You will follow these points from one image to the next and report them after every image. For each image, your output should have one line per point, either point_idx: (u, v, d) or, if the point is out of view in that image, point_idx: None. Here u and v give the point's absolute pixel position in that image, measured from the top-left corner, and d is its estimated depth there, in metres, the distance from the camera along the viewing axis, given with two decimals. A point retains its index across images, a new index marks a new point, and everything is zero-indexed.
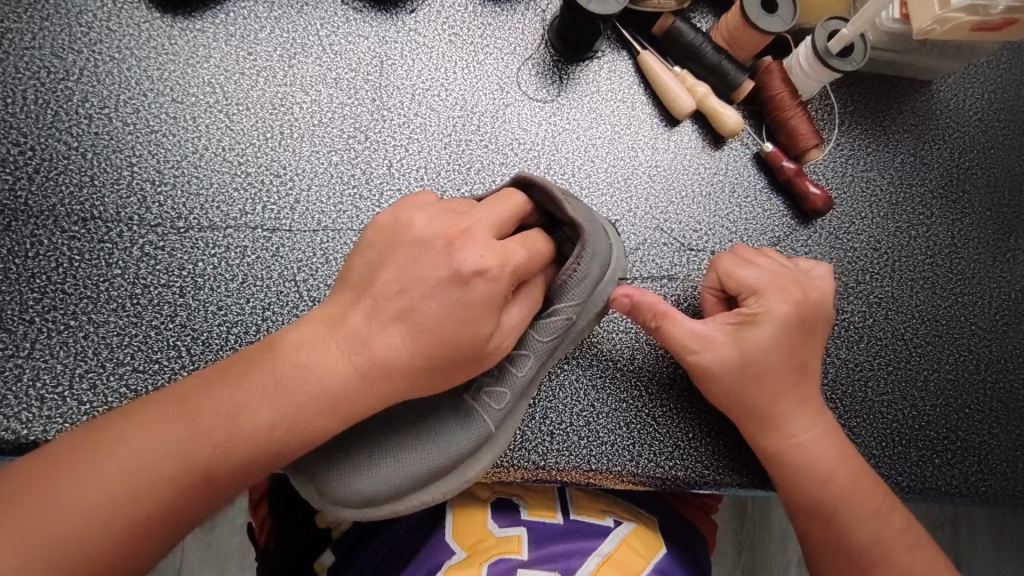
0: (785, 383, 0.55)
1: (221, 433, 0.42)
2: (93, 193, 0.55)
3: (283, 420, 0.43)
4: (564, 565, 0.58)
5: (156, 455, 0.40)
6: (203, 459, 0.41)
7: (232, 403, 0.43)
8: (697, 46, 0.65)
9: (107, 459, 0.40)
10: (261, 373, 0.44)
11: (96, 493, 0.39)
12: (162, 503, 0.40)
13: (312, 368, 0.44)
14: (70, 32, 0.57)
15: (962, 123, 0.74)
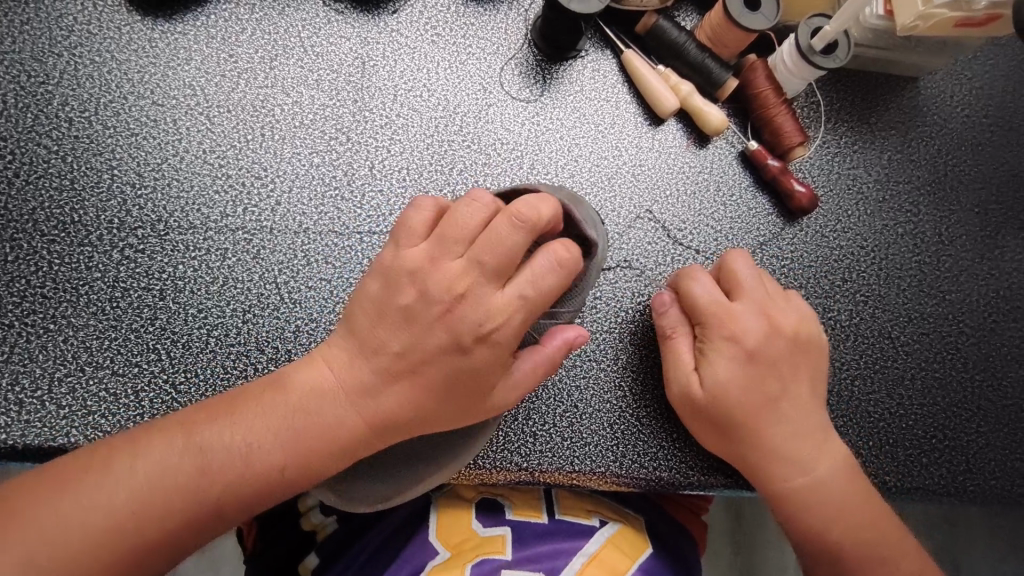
0: (767, 415, 0.56)
1: (224, 470, 0.47)
2: (73, 196, 0.55)
3: (281, 462, 0.48)
4: (550, 566, 0.59)
5: (163, 482, 0.46)
6: (208, 493, 0.47)
7: (236, 442, 0.48)
8: (681, 44, 0.66)
9: (118, 487, 0.46)
10: (263, 414, 0.48)
11: (110, 519, 0.45)
12: (165, 534, 0.46)
13: (317, 418, 0.49)
14: (50, 36, 0.57)
15: (949, 120, 0.74)
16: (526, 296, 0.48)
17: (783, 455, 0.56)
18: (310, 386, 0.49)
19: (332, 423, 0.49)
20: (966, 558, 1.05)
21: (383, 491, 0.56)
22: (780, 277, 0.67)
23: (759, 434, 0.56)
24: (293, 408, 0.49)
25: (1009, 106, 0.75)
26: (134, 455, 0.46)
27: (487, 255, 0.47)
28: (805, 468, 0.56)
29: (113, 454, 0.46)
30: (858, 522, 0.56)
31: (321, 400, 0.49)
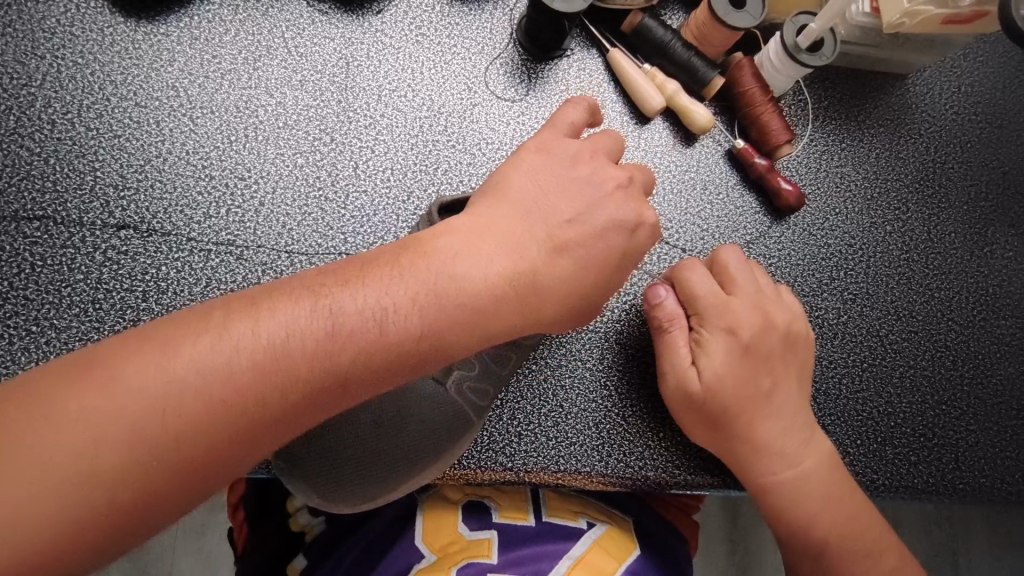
0: (763, 408, 0.56)
1: (242, 391, 0.38)
2: (55, 199, 0.55)
3: (321, 376, 0.40)
4: (535, 568, 0.58)
5: (205, 388, 0.37)
6: (224, 422, 0.37)
7: (248, 357, 0.38)
8: (665, 44, 0.65)
9: (91, 424, 0.34)
10: (292, 316, 0.40)
11: (87, 463, 0.34)
12: (194, 463, 0.36)
13: (461, 304, 0.44)
14: (32, 38, 0.57)
15: (938, 117, 0.73)
16: (629, 227, 0.51)
17: (776, 451, 0.55)
18: (477, 280, 0.45)
19: (407, 310, 0.42)
20: (964, 556, 1.04)
21: (369, 492, 0.56)
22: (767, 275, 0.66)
23: (753, 426, 0.55)
24: (338, 309, 0.41)
25: (998, 103, 0.75)
26: (160, 358, 0.36)
27: (588, 193, 0.51)
28: (796, 466, 0.55)
29: (78, 382, 0.35)
30: (846, 524, 0.55)
31: (476, 287, 0.45)
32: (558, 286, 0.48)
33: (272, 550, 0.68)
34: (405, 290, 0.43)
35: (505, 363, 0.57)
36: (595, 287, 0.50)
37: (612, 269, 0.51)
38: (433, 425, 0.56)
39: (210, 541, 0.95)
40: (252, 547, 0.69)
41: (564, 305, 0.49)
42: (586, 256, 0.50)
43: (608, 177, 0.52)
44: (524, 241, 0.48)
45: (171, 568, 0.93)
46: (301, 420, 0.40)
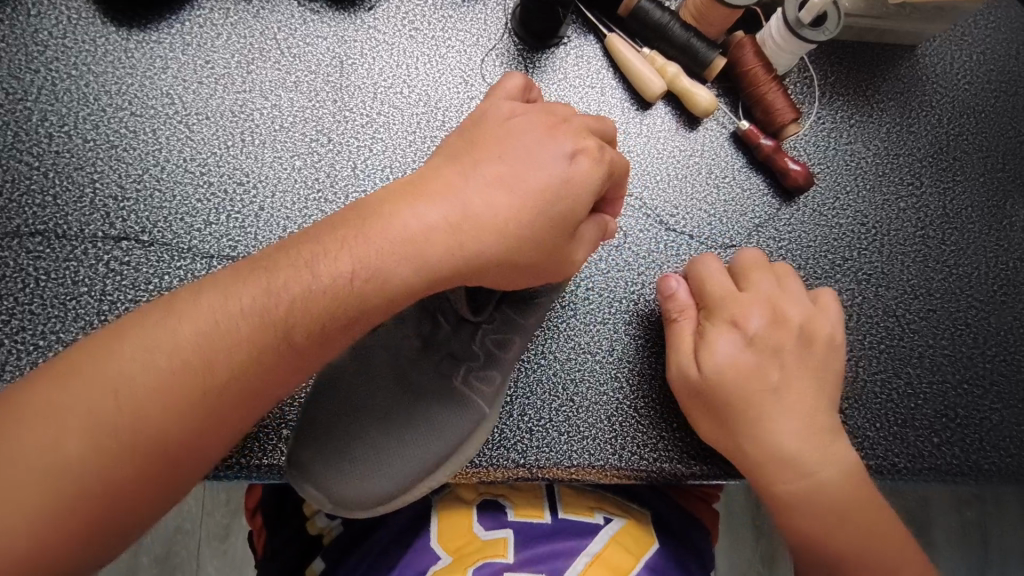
0: (780, 406, 0.53)
1: (192, 364, 0.36)
2: (56, 212, 0.55)
3: (269, 332, 0.38)
4: (551, 567, 0.57)
5: (155, 362, 0.35)
6: (177, 396, 0.35)
7: (194, 329, 0.36)
8: (664, 26, 0.63)
9: (40, 420, 0.33)
10: (232, 285, 0.38)
11: (50, 457, 0.33)
12: (161, 442, 0.35)
13: (399, 256, 0.40)
14: (26, 52, 0.57)
15: (950, 87, 0.71)
16: (567, 156, 0.46)
17: (792, 458, 0.52)
18: (418, 222, 0.41)
19: (336, 254, 0.40)
20: (999, 537, 1.02)
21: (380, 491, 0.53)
22: (777, 258, 0.65)
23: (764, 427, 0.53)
24: (274, 269, 0.39)
25: (1012, 70, 0.73)
26: (110, 344, 0.35)
27: (521, 136, 0.46)
28: (816, 475, 0.52)
29: (30, 387, 0.34)
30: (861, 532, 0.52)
31: (417, 227, 0.41)
32: (498, 216, 0.43)
33: (291, 554, 0.68)
34: (338, 237, 0.40)
35: (508, 348, 0.56)
36: (548, 216, 0.45)
37: (559, 198, 0.45)
38: (441, 419, 0.54)
39: (236, 545, 0.96)
40: (271, 552, 0.69)
41: (509, 238, 0.44)
42: (521, 182, 0.44)
43: (543, 120, 0.47)
44: (464, 181, 0.44)
45: (197, 572, 0.94)
46: (267, 390, 0.39)
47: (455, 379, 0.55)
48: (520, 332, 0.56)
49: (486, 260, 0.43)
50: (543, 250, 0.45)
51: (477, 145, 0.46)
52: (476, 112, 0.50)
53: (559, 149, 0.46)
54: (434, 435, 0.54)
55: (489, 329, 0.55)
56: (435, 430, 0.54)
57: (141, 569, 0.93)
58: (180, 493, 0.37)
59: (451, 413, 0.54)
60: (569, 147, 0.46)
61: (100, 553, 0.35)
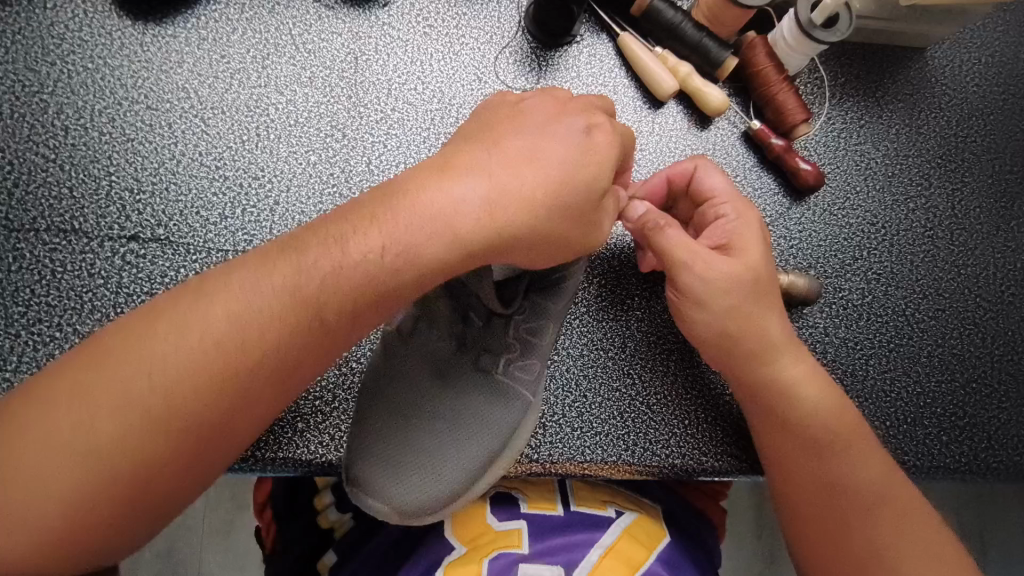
0: (771, 310, 0.54)
1: (221, 347, 0.37)
2: (73, 205, 0.55)
3: (297, 313, 0.39)
4: (565, 559, 0.57)
5: (186, 344, 0.37)
6: (207, 378, 0.37)
7: (224, 313, 0.38)
8: (677, 26, 0.64)
9: (80, 400, 0.35)
10: (262, 269, 0.40)
11: (85, 440, 0.35)
12: (192, 424, 0.37)
13: (431, 232, 0.41)
14: (42, 44, 0.57)
15: (958, 89, 0.72)
16: (579, 130, 0.46)
17: (781, 361, 0.54)
18: (447, 202, 0.42)
19: (369, 235, 0.41)
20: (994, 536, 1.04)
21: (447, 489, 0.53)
22: (787, 257, 0.65)
23: (762, 329, 0.53)
24: (302, 251, 0.40)
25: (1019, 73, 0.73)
26: (144, 327, 0.37)
27: (532, 116, 0.48)
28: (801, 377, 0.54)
29: (70, 368, 0.36)
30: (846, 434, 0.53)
31: (444, 204, 0.42)
32: (522, 186, 0.43)
33: (300, 549, 0.68)
34: (367, 216, 0.41)
35: (542, 334, 0.56)
36: (572, 187, 0.45)
37: (582, 167, 0.45)
38: (482, 409, 0.55)
39: (238, 542, 0.96)
40: (280, 548, 0.69)
41: (534, 209, 0.44)
42: (542, 160, 0.45)
43: (551, 106, 0.49)
44: (486, 161, 0.44)
45: (198, 569, 0.94)
46: (290, 378, 0.40)
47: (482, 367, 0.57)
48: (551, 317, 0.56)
49: (513, 232, 0.43)
50: (572, 219, 0.45)
51: (497, 130, 0.47)
52: (494, 103, 0.51)
53: (571, 126, 0.47)
54: (481, 428, 0.55)
55: (521, 320, 0.55)
56: (481, 422, 0.55)
57: (144, 565, 0.93)
58: (211, 475, 0.39)
59: (498, 407, 0.55)
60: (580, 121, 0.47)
61: (132, 534, 0.37)
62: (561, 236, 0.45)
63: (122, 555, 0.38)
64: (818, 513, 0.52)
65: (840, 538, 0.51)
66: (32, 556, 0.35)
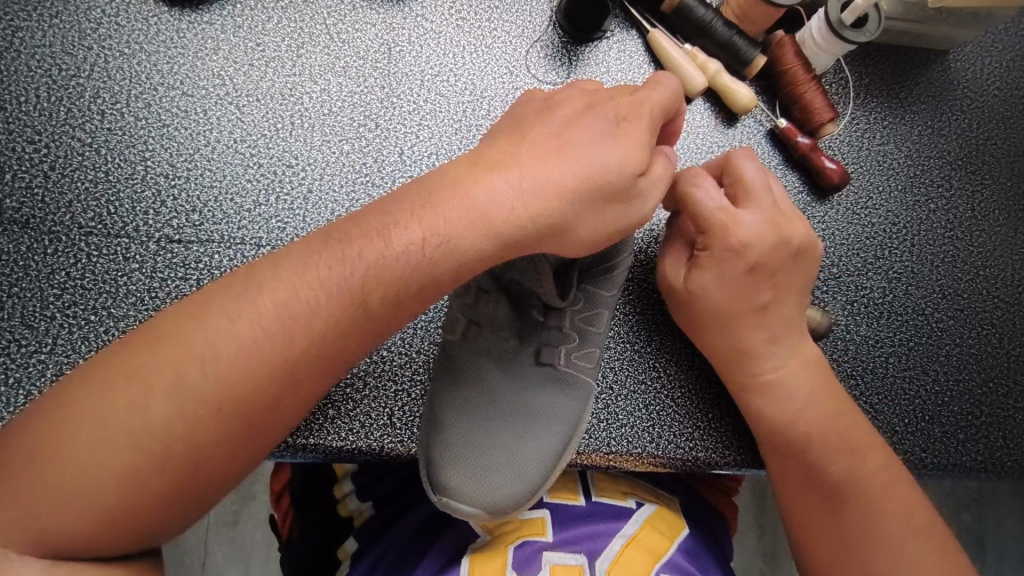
0: (750, 319, 0.55)
1: (269, 334, 0.38)
2: (109, 189, 0.55)
3: (341, 299, 0.40)
4: (589, 547, 0.57)
5: (235, 330, 0.38)
6: (254, 364, 0.38)
7: (272, 301, 0.39)
8: (707, 23, 0.65)
9: (136, 381, 0.37)
10: (309, 256, 0.40)
11: (139, 419, 0.36)
12: (239, 408, 0.38)
13: (470, 224, 0.42)
14: (80, 29, 0.58)
15: (980, 92, 0.73)
16: (609, 118, 0.46)
17: (753, 364, 0.56)
18: (488, 195, 0.42)
19: (410, 226, 0.41)
20: (991, 536, 1.06)
21: (524, 480, 0.54)
22: None
23: (733, 338, 0.55)
24: (345, 239, 0.41)
25: None
26: (196, 312, 0.38)
27: (561, 108, 0.47)
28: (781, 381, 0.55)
29: (127, 350, 0.38)
30: (829, 434, 0.55)
31: (481, 198, 0.42)
32: (555, 175, 0.43)
33: (319, 538, 0.68)
34: (408, 208, 0.42)
35: (597, 321, 0.58)
36: (603, 174, 0.44)
37: (613, 152, 0.44)
38: (546, 398, 0.56)
39: (246, 532, 0.97)
40: (299, 536, 0.69)
41: (570, 198, 0.43)
42: (576, 149, 0.44)
43: (579, 97, 0.48)
44: (519, 152, 0.44)
45: (205, 557, 0.95)
46: (333, 364, 0.40)
47: (536, 358, 0.58)
48: (604, 305, 0.58)
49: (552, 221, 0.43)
50: (610, 203, 0.45)
51: (529, 122, 0.46)
52: (530, 96, 0.50)
53: (600, 114, 0.46)
54: (542, 417, 0.56)
55: (577, 311, 0.57)
56: (542, 411, 0.56)
57: None
58: (254, 458, 0.40)
59: (559, 395, 0.57)
60: (602, 113, 0.46)
61: (179, 512, 0.39)
62: (600, 222, 0.45)
63: (166, 535, 0.40)
64: (798, 500, 0.56)
65: (822, 525, 0.54)
66: (88, 529, 0.36)
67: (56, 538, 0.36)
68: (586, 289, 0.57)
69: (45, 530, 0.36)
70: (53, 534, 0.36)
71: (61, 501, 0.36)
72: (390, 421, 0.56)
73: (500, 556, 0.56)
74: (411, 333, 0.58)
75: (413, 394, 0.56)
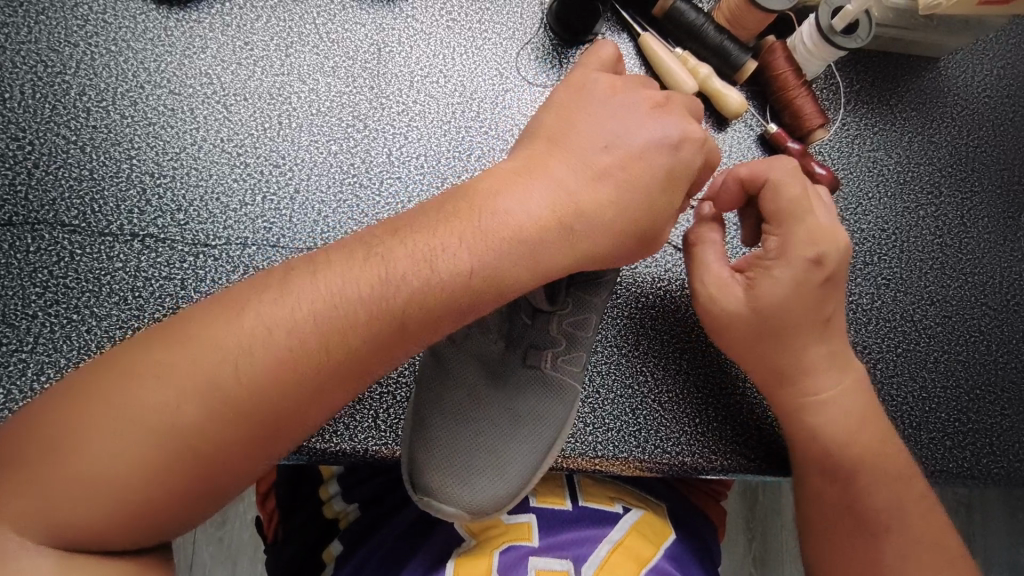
0: (810, 336, 0.54)
1: (308, 342, 0.38)
2: (93, 187, 0.55)
3: (378, 312, 0.40)
4: (575, 553, 0.57)
5: (276, 338, 0.38)
6: (293, 370, 0.38)
7: (311, 307, 0.39)
8: (698, 28, 0.65)
9: (169, 382, 0.36)
10: (350, 266, 0.40)
11: (167, 420, 0.36)
12: (270, 414, 0.38)
13: (519, 244, 0.43)
14: (66, 25, 0.57)
15: (970, 100, 0.73)
16: (670, 140, 0.48)
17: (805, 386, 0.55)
18: (525, 213, 0.43)
19: (456, 248, 0.42)
20: (980, 541, 1.06)
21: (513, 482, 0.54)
22: None
23: (796, 354, 0.54)
24: (389, 254, 0.41)
25: None
26: (233, 315, 0.38)
27: (620, 114, 0.49)
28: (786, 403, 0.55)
29: (160, 349, 0.37)
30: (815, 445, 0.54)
31: (526, 217, 0.43)
32: (597, 199, 0.46)
33: (303, 540, 0.67)
34: (453, 228, 0.42)
35: (585, 327, 0.57)
36: (650, 202, 0.47)
37: (666, 178, 0.48)
38: (530, 402, 0.56)
39: (231, 532, 0.96)
40: (283, 537, 0.68)
41: (613, 224, 0.46)
42: (625, 164, 0.47)
43: (641, 103, 0.50)
44: (567, 172, 0.46)
45: (192, 558, 0.94)
46: (364, 372, 0.40)
47: (525, 359, 0.58)
48: (595, 310, 0.57)
49: (590, 246, 0.46)
50: (648, 227, 0.48)
51: (576, 128, 0.48)
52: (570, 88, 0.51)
53: (661, 133, 0.48)
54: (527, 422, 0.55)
55: (565, 314, 0.57)
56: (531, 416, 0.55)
57: None
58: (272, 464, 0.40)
59: (553, 399, 0.56)
60: (667, 131, 0.48)
61: (194, 513, 0.38)
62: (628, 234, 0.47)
63: (177, 533, 0.39)
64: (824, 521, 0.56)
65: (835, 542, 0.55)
66: (101, 529, 0.36)
67: (51, 534, 0.36)
68: (575, 294, 0.57)
69: (57, 524, 0.36)
70: (31, 534, 0.36)
71: (80, 496, 0.36)
72: (374, 424, 0.55)
73: (485, 561, 0.56)
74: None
75: (398, 396, 0.56)
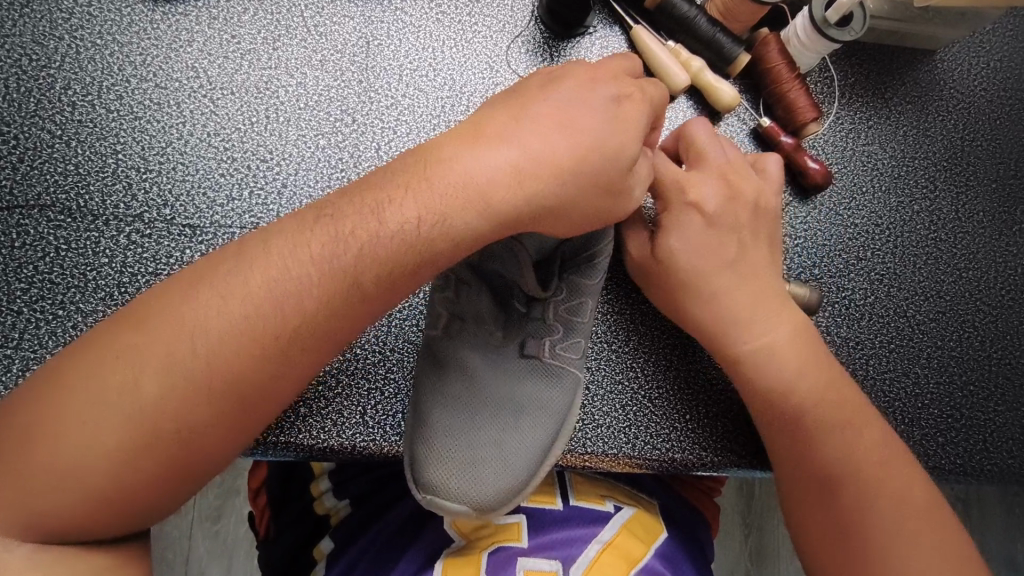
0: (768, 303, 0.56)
1: (267, 314, 0.38)
2: (78, 181, 0.54)
3: (339, 280, 0.39)
4: (564, 554, 0.57)
5: (230, 310, 0.37)
6: (253, 341, 0.38)
7: (265, 278, 0.38)
8: (690, 20, 0.64)
9: (126, 359, 0.36)
10: (300, 234, 0.40)
11: (128, 398, 0.36)
12: (231, 388, 0.37)
13: (484, 203, 0.41)
14: (50, 18, 0.57)
15: (967, 93, 0.72)
16: (612, 98, 0.46)
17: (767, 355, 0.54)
18: (479, 167, 0.42)
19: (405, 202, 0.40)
20: (978, 537, 1.06)
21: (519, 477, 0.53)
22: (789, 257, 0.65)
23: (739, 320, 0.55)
24: (338, 217, 0.40)
25: None
26: (190, 292, 0.38)
27: (565, 81, 0.46)
28: (780, 378, 0.54)
29: (116, 331, 0.37)
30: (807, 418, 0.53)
31: (479, 170, 0.42)
32: (551, 149, 0.43)
33: (294, 537, 0.67)
34: (401, 183, 0.41)
35: (582, 311, 0.57)
36: (605, 154, 0.44)
37: (614, 131, 0.44)
38: (535, 392, 0.56)
39: (229, 528, 0.96)
40: (275, 533, 0.68)
41: (569, 176, 0.43)
42: (576, 124, 0.44)
43: (582, 72, 0.47)
44: (517, 125, 0.43)
45: (188, 553, 0.95)
46: (337, 344, 0.40)
47: (522, 349, 0.57)
48: (589, 295, 0.57)
49: (546, 203, 0.43)
50: (605, 189, 0.45)
51: (530, 92, 0.46)
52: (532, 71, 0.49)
53: (604, 92, 0.46)
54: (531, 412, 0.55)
55: (561, 300, 0.57)
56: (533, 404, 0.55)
57: None
58: (249, 436, 0.39)
59: (551, 384, 0.56)
60: (602, 89, 0.46)
61: (171, 492, 0.38)
62: (589, 201, 0.45)
63: (157, 515, 0.39)
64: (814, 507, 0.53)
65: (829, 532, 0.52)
66: (76, 515, 0.36)
67: (39, 527, 0.36)
68: (568, 279, 0.58)
69: (41, 517, 0.36)
70: (16, 532, 0.36)
71: (55, 483, 0.36)
72: (363, 420, 0.55)
73: (475, 562, 0.56)
74: (386, 331, 0.57)
75: (387, 391, 0.56)
